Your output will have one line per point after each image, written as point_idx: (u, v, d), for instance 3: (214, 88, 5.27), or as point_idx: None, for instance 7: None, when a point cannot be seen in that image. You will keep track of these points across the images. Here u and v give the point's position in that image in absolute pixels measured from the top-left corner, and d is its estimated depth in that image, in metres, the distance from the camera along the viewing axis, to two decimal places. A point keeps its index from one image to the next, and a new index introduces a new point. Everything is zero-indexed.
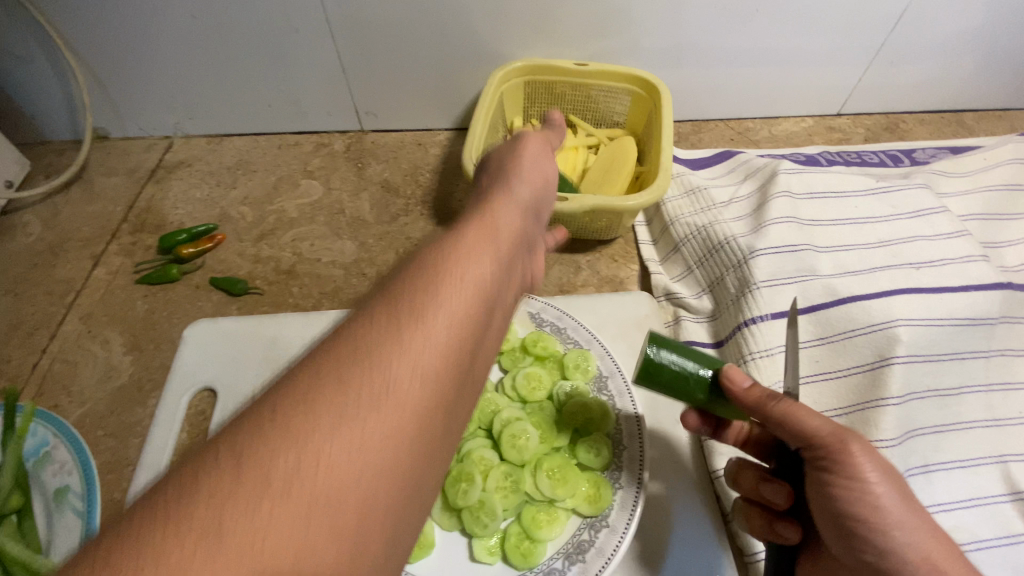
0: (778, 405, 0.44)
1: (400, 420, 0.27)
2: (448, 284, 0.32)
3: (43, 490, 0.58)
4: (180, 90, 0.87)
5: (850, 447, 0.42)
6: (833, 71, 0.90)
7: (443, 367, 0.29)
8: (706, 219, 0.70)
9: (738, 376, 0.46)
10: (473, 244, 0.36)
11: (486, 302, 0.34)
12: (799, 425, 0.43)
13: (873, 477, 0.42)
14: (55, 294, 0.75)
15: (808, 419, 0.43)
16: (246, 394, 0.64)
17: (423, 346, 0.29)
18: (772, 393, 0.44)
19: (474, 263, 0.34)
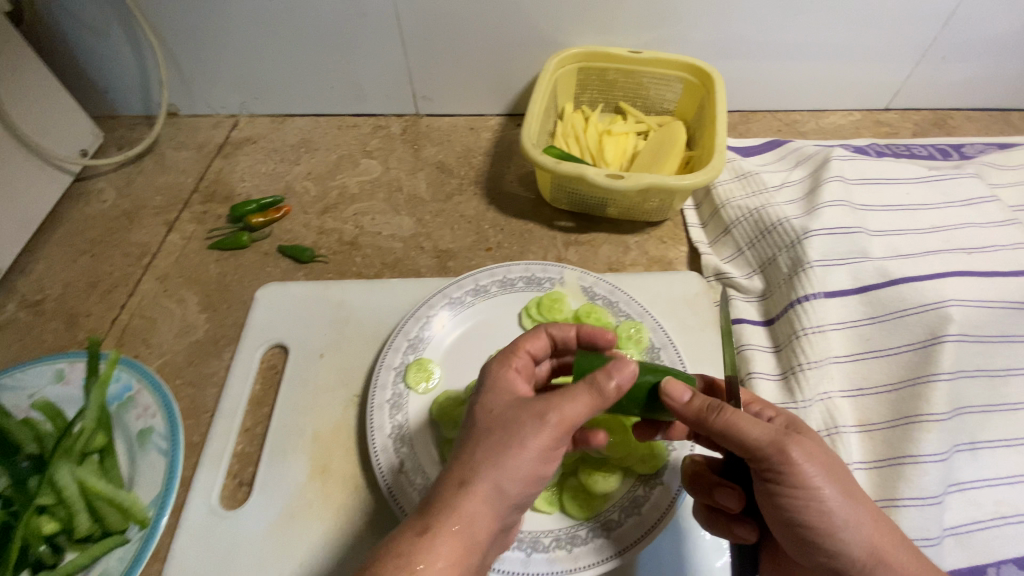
0: (715, 418, 0.46)
1: (456, 546, 0.41)
2: (495, 461, 0.43)
3: (128, 430, 0.62)
4: (249, 71, 0.91)
5: (788, 454, 0.44)
6: (883, 67, 0.92)
7: (483, 516, 0.42)
8: (758, 202, 0.72)
9: (675, 392, 0.48)
10: (525, 438, 0.44)
11: (531, 468, 0.43)
12: (737, 436, 0.46)
13: (818, 482, 0.44)
14: (132, 256, 0.80)
15: (749, 429, 0.46)
16: (313, 350, 0.68)
17: (467, 515, 0.41)
18: (711, 406, 0.46)
19: (521, 444, 0.44)
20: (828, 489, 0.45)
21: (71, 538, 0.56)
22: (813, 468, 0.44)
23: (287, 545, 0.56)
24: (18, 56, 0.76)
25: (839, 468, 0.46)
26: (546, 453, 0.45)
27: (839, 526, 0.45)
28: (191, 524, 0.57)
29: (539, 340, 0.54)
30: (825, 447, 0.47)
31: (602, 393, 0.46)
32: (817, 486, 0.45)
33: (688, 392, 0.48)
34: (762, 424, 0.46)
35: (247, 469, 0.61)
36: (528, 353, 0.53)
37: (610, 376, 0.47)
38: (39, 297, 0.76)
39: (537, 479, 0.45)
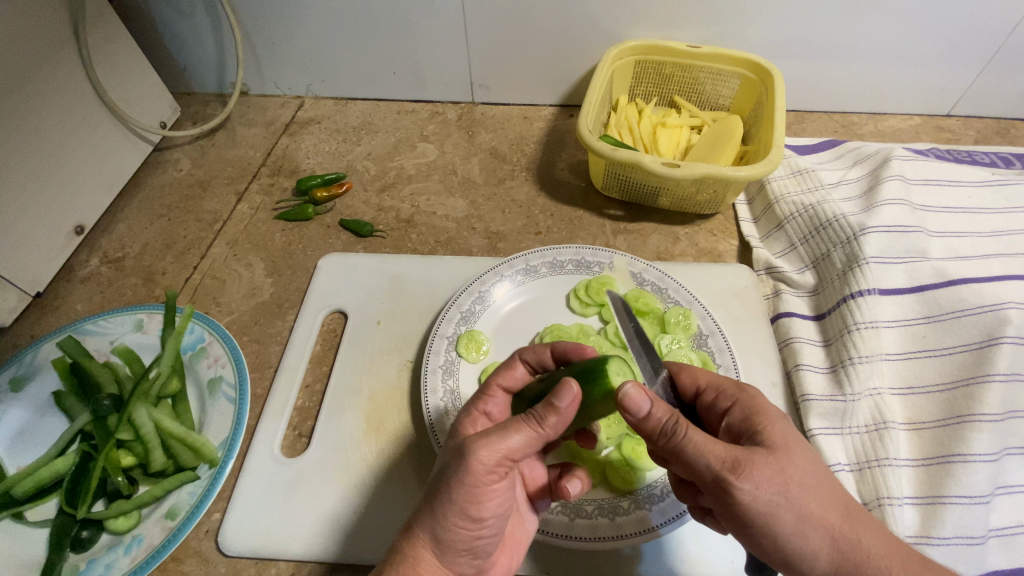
0: (665, 442, 0.44)
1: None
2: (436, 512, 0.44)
3: (199, 377, 0.66)
4: (317, 55, 0.95)
5: (733, 483, 0.41)
6: (948, 71, 0.90)
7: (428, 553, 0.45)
8: (814, 199, 0.73)
9: (633, 406, 0.43)
10: (457, 484, 0.44)
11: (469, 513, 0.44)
12: (690, 461, 0.43)
13: (769, 505, 0.41)
14: (204, 221, 0.85)
15: (695, 460, 0.42)
16: (371, 317, 0.72)
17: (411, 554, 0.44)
18: (662, 431, 0.43)
19: (455, 487, 0.44)
20: (783, 510, 0.41)
21: (146, 472, 0.61)
22: (762, 496, 0.41)
23: (343, 494, 0.59)
24: (113, 31, 0.82)
25: (804, 483, 0.42)
26: (481, 494, 0.44)
27: (799, 546, 0.41)
28: (256, 467, 0.61)
29: (511, 373, 0.54)
30: (789, 458, 0.42)
31: (539, 425, 0.45)
32: (768, 509, 0.41)
33: (648, 403, 0.43)
34: (716, 448, 0.42)
35: (306, 422, 0.66)
36: (503, 389, 0.54)
37: (553, 408, 0.44)
38: (120, 254, 0.82)
39: (475, 522, 0.45)
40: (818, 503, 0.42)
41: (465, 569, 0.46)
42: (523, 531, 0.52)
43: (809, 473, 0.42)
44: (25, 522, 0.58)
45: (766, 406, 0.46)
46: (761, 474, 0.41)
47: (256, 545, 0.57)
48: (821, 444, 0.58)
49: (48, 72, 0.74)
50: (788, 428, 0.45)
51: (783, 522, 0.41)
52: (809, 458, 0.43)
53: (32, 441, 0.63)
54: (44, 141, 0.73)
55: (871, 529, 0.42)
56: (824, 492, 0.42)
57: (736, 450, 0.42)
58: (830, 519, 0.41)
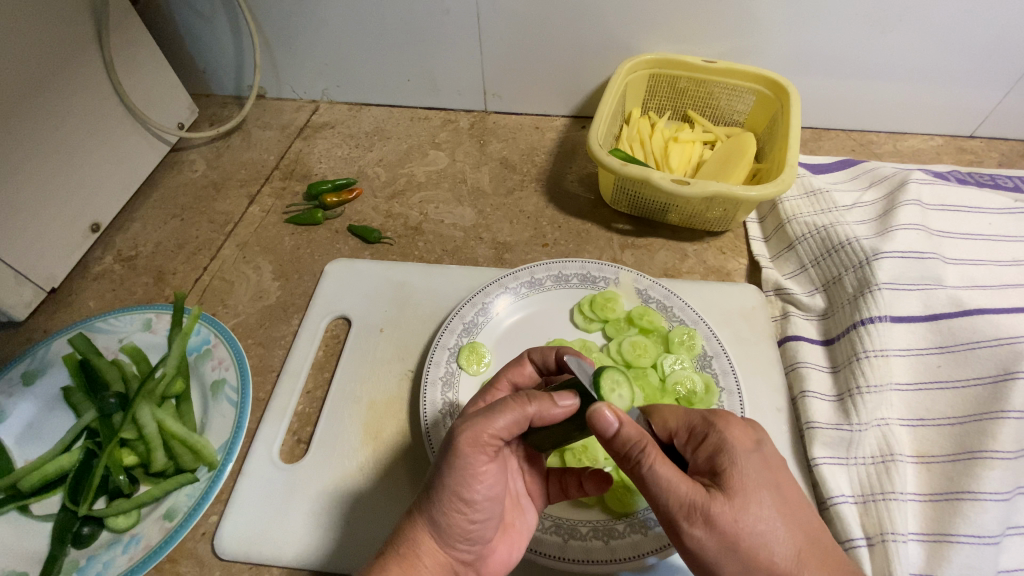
0: (631, 467, 0.44)
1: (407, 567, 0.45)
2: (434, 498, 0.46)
3: (204, 378, 0.67)
4: (333, 61, 0.97)
5: (686, 527, 0.42)
6: (972, 92, 0.88)
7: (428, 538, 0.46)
8: (827, 220, 0.72)
9: (601, 425, 0.43)
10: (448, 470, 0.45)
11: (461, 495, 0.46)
12: (652, 492, 0.43)
13: (717, 550, 0.41)
14: (216, 223, 0.87)
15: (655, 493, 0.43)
16: (374, 325, 0.72)
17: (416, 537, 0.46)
18: (626, 458, 0.43)
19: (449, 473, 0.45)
20: (729, 556, 0.41)
21: (147, 472, 0.61)
22: (710, 542, 0.41)
23: (338, 502, 0.59)
24: (135, 34, 0.84)
25: (756, 530, 0.41)
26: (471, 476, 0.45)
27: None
28: (254, 471, 0.61)
29: (521, 370, 0.56)
30: (746, 506, 0.41)
31: (526, 404, 0.45)
32: (716, 554, 0.41)
33: (616, 422, 0.43)
34: (679, 487, 0.42)
35: (306, 428, 0.66)
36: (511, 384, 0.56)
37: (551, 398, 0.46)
38: (133, 253, 0.84)
39: (467, 504, 0.46)
40: (769, 552, 0.41)
41: (464, 555, 0.48)
42: (523, 524, 0.54)
43: (761, 521, 0.41)
44: (29, 516, 0.60)
45: (735, 443, 0.44)
46: (715, 525, 0.41)
47: (250, 550, 0.57)
48: (825, 475, 0.57)
49: (71, 72, 0.75)
50: (753, 467, 0.43)
51: (731, 569, 0.41)
52: (766, 504, 0.42)
53: (39, 436, 0.65)
54: (64, 140, 0.75)
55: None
56: (777, 539, 0.41)
57: (698, 493, 0.42)
58: (781, 571, 0.40)
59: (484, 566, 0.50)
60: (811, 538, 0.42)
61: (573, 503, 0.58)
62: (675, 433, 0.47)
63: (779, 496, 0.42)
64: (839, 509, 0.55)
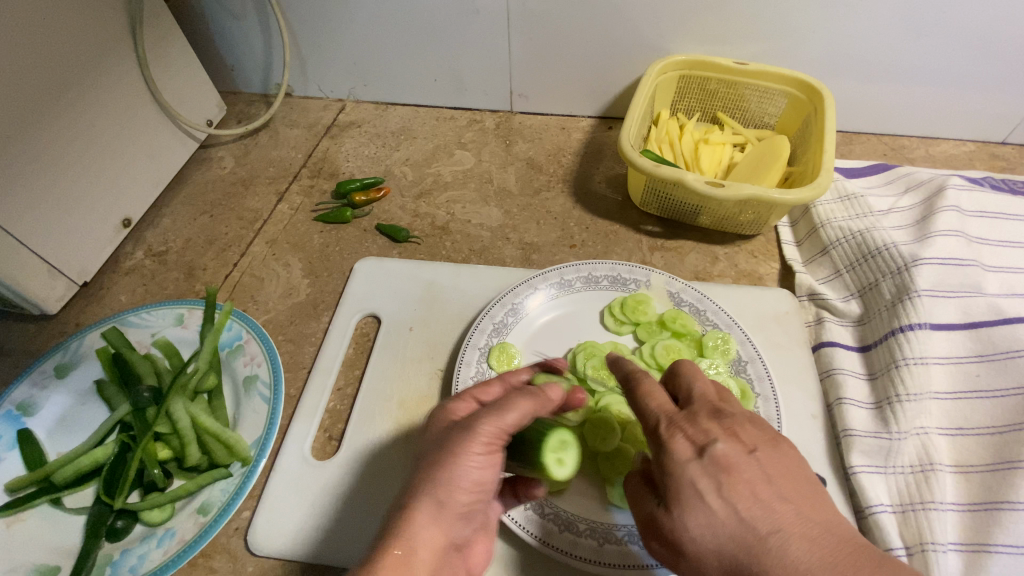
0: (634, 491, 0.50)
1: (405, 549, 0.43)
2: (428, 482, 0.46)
3: (235, 374, 0.67)
4: (361, 61, 0.97)
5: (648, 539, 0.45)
6: (1008, 97, 0.86)
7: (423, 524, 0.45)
8: (862, 225, 0.71)
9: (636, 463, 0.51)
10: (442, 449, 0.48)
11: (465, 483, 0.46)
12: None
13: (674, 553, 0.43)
14: (245, 220, 0.87)
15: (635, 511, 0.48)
16: (404, 324, 0.72)
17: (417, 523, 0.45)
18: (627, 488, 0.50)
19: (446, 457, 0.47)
20: (682, 562, 0.43)
21: (180, 466, 0.62)
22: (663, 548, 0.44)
23: (368, 501, 0.59)
24: (167, 31, 0.85)
25: (695, 536, 0.41)
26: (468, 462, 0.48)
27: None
28: (287, 467, 0.62)
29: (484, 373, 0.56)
30: (682, 511, 0.42)
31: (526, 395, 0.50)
32: (675, 560, 0.43)
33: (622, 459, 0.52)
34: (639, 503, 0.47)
35: (336, 426, 0.66)
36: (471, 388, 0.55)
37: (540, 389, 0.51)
38: (163, 248, 0.84)
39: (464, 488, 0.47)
40: (711, 557, 0.40)
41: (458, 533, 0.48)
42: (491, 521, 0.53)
43: (697, 518, 0.41)
44: (63, 509, 0.60)
45: (671, 455, 0.43)
46: (661, 532, 0.44)
47: (282, 546, 0.57)
48: (862, 483, 0.56)
49: (105, 68, 0.76)
50: (684, 478, 0.42)
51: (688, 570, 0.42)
52: (693, 513, 0.41)
53: (72, 429, 0.65)
54: (98, 136, 0.76)
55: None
56: (717, 543, 0.40)
57: (647, 508, 0.45)
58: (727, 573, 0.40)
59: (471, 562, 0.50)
60: (761, 532, 0.39)
61: (606, 507, 0.57)
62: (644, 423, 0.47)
63: (712, 503, 0.41)
64: (878, 518, 0.54)
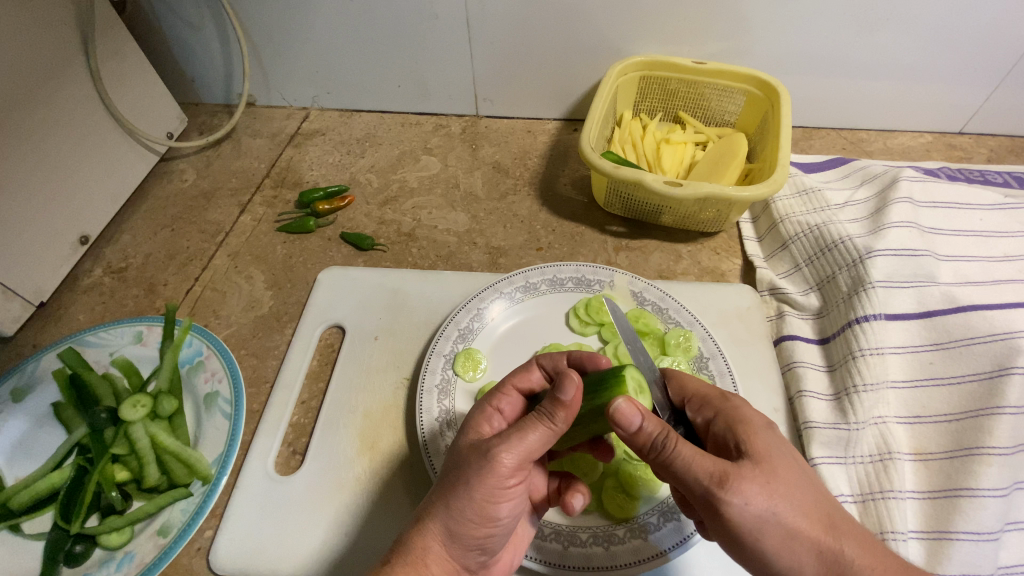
0: (656, 456, 0.46)
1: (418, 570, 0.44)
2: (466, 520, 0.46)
3: (196, 392, 0.66)
4: (323, 69, 0.96)
5: (724, 497, 0.42)
6: (959, 87, 0.88)
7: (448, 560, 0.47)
8: (820, 219, 0.72)
9: (624, 421, 0.46)
10: (478, 483, 0.45)
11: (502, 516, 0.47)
12: (679, 474, 0.44)
13: (758, 516, 0.42)
14: (207, 232, 0.86)
15: (688, 475, 0.44)
16: (369, 333, 0.72)
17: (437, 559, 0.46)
18: (652, 446, 0.46)
19: (474, 484, 0.45)
20: (769, 523, 0.42)
21: (140, 488, 0.60)
22: (747, 510, 0.42)
23: (334, 515, 0.59)
24: (121, 43, 0.83)
25: (790, 498, 0.43)
26: (499, 493, 0.46)
27: (783, 562, 0.42)
28: (250, 484, 0.61)
29: (528, 376, 0.56)
30: (774, 470, 0.44)
31: (551, 421, 0.47)
32: (756, 521, 0.42)
33: (638, 418, 0.46)
34: (705, 463, 0.43)
35: (301, 439, 0.65)
36: (519, 391, 0.55)
37: (559, 402, 0.47)
38: (123, 265, 0.83)
39: (490, 520, 0.46)
40: (800, 521, 0.42)
41: (471, 563, 0.48)
42: (525, 531, 0.54)
43: (794, 479, 0.44)
44: (22, 535, 0.58)
45: (750, 419, 0.48)
46: (748, 488, 0.42)
47: (247, 565, 0.56)
48: (824, 473, 0.57)
49: (55, 83, 0.74)
50: (772, 440, 0.46)
51: (768, 533, 0.42)
52: (793, 471, 0.44)
53: (29, 453, 0.63)
54: (51, 153, 0.74)
55: (856, 542, 0.42)
56: (811, 506, 0.43)
57: (724, 464, 0.43)
58: (817, 534, 0.42)
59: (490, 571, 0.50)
60: (834, 504, 0.44)
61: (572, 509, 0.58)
62: (692, 398, 0.52)
63: (800, 466, 0.45)
64: None
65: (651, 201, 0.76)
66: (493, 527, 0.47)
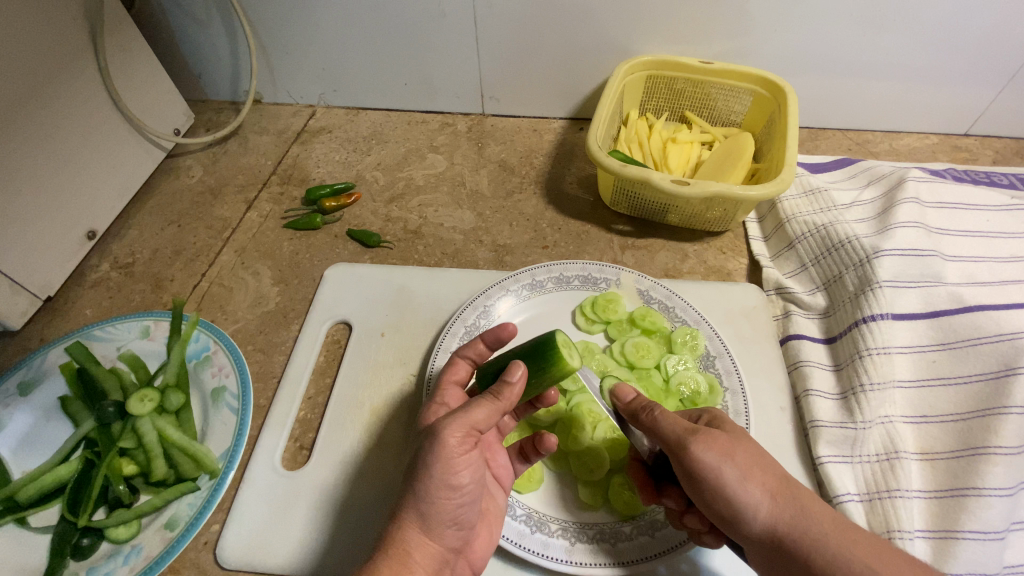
0: (645, 414, 0.51)
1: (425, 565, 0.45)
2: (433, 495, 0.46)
3: (202, 386, 0.67)
4: (330, 67, 0.96)
5: (693, 441, 0.48)
6: (965, 89, 0.88)
7: (429, 545, 0.46)
8: (826, 218, 0.72)
9: (624, 389, 0.55)
10: (433, 456, 0.46)
11: (469, 486, 0.48)
12: (658, 429, 0.50)
13: (721, 462, 0.47)
14: (214, 229, 0.86)
15: (665, 427, 0.50)
16: (376, 329, 0.72)
17: (419, 545, 0.46)
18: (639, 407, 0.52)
19: (430, 459, 0.46)
20: (731, 469, 0.47)
21: (147, 481, 0.61)
22: (714, 456, 0.47)
23: (339, 509, 0.59)
24: (130, 39, 0.83)
25: (752, 450, 0.48)
26: (457, 464, 0.46)
27: (740, 502, 0.46)
28: (256, 479, 0.61)
29: (460, 368, 0.58)
30: (738, 434, 0.50)
31: (496, 398, 0.48)
32: (719, 467, 0.47)
33: (633, 392, 0.55)
34: (680, 420, 0.50)
35: (307, 434, 0.65)
36: (455, 383, 0.57)
37: (505, 381, 0.49)
38: (130, 260, 0.83)
39: (453, 489, 0.47)
40: (761, 466, 0.48)
41: (452, 542, 0.48)
42: (496, 508, 0.54)
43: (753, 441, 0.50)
44: (28, 528, 0.58)
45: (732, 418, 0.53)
46: (716, 440, 0.48)
47: (253, 559, 0.56)
48: (829, 473, 0.58)
49: (65, 78, 0.74)
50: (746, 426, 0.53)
51: (729, 478, 0.46)
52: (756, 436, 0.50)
53: (37, 446, 0.63)
54: (58, 148, 0.74)
55: (806, 494, 0.47)
56: (767, 463, 0.48)
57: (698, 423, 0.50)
58: (770, 483, 0.47)
59: (468, 551, 0.50)
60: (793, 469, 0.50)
61: (578, 505, 0.58)
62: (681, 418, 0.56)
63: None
64: (846, 507, 0.55)
65: (657, 199, 0.76)
66: (460, 496, 0.47)
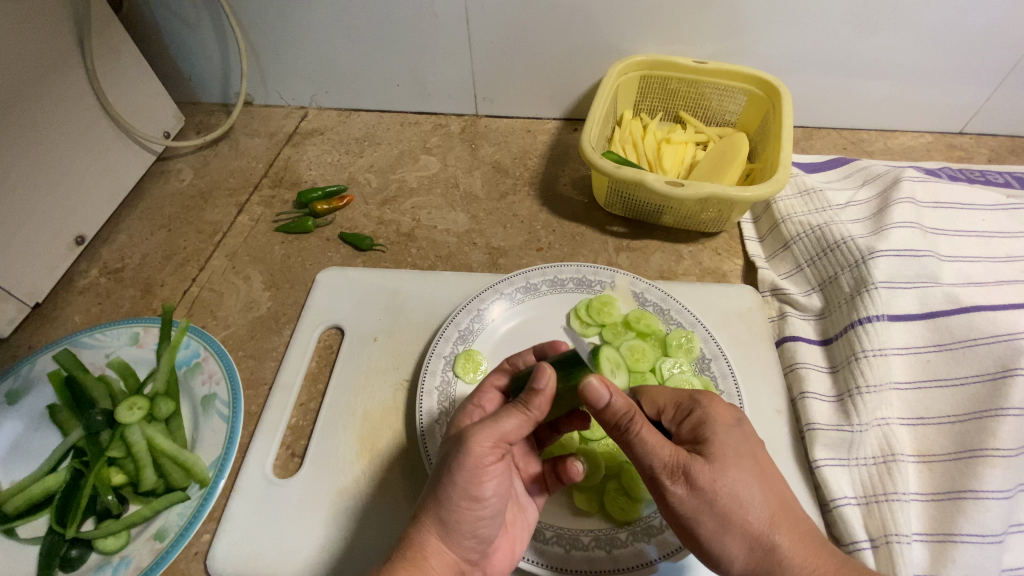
0: (620, 434, 0.47)
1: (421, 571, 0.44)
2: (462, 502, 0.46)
3: (192, 394, 0.66)
4: (321, 69, 0.95)
5: (669, 486, 0.45)
6: (960, 87, 0.88)
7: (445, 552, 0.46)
8: (822, 218, 0.72)
9: (594, 396, 0.46)
10: (458, 467, 0.45)
11: (495, 499, 0.47)
12: (636, 458, 0.47)
13: (697, 510, 0.44)
14: (205, 233, 0.85)
15: (643, 456, 0.46)
16: (368, 334, 0.71)
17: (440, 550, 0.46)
18: (616, 424, 0.46)
19: (456, 470, 0.45)
20: (705, 513, 0.44)
21: (136, 490, 0.60)
22: (691, 501, 0.45)
23: (332, 516, 0.58)
24: (118, 41, 0.82)
25: (734, 494, 0.44)
26: (482, 473, 0.46)
27: (716, 547, 0.45)
28: (247, 487, 0.60)
29: (505, 372, 0.57)
30: (723, 468, 0.45)
31: (526, 408, 0.47)
32: (694, 510, 0.45)
33: (608, 394, 0.46)
34: (662, 452, 0.46)
35: (300, 442, 0.65)
36: (497, 387, 0.56)
37: (534, 391, 0.47)
38: (120, 265, 0.82)
39: (477, 502, 0.46)
40: (743, 512, 0.44)
41: (469, 554, 0.47)
42: (523, 522, 0.54)
43: (741, 477, 0.45)
44: (17, 539, 0.57)
45: (718, 416, 0.49)
46: (694, 482, 0.44)
47: (245, 567, 0.55)
48: (827, 476, 0.57)
49: (52, 82, 0.73)
50: (732, 438, 0.47)
51: (703, 525, 0.45)
52: (743, 470, 0.45)
53: (24, 456, 0.62)
54: (46, 152, 0.73)
55: (792, 539, 0.44)
56: (751, 503, 0.44)
57: (681, 455, 0.46)
58: (750, 531, 0.44)
59: (489, 566, 0.50)
60: (783, 503, 0.45)
61: (575, 512, 0.57)
62: (665, 408, 0.52)
63: (756, 464, 0.46)
64: (842, 511, 0.55)
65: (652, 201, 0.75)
66: (483, 508, 0.46)
